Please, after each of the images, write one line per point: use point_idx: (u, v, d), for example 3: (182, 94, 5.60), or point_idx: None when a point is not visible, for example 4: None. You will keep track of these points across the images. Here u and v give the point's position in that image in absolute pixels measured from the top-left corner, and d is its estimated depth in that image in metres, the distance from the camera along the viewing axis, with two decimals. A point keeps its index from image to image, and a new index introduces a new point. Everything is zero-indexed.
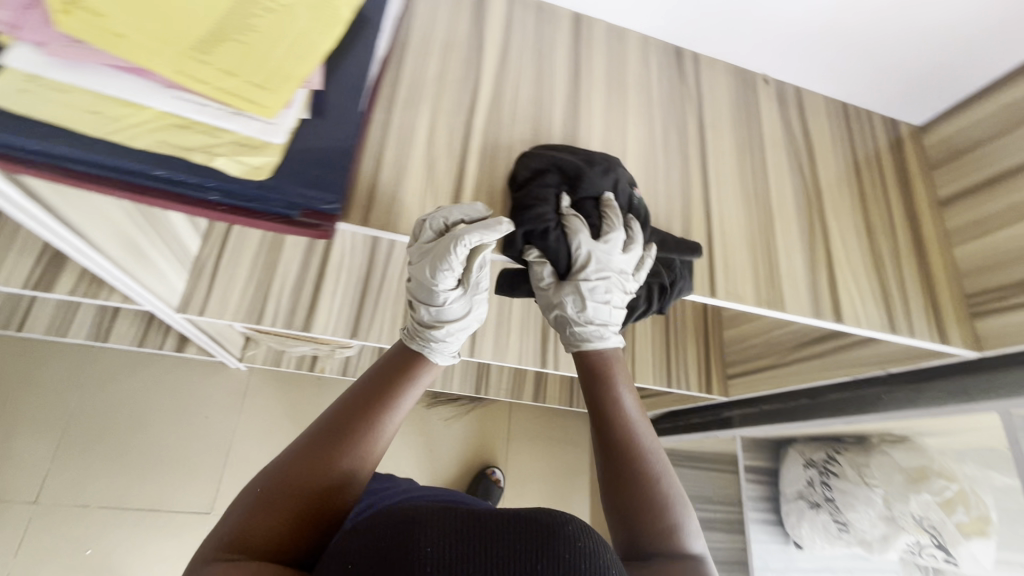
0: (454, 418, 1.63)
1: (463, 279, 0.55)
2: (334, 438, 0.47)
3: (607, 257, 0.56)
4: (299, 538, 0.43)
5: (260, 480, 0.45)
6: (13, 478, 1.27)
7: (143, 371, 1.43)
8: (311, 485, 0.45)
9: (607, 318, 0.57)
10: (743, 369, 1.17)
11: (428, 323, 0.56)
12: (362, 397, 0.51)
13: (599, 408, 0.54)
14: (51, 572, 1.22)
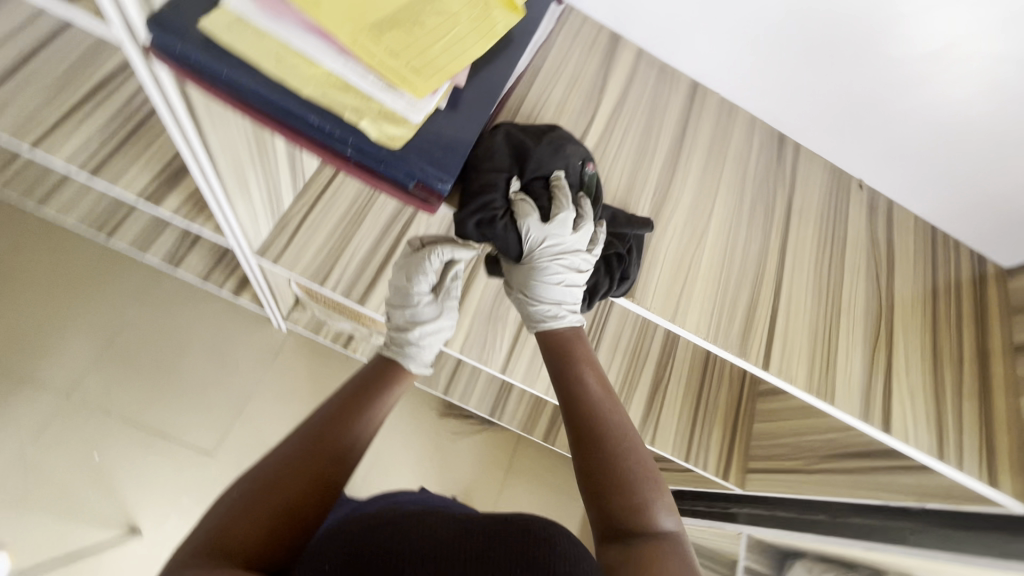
0: (461, 434, 1.62)
1: (435, 290, 0.79)
2: (298, 457, 0.59)
3: (558, 238, 0.59)
4: (269, 539, 0.53)
5: (235, 494, 0.55)
6: (54, 368, 1.34)
7: (197, 304, 1.50)
8: (280, 495, 0.55)
9: (561, 297, 0.63)
10: (766, 466, 1.13)
11: (408, 328, 0.79)
12: (320, 424, 0.63)
13: (567, 395, 0.60)
14: (58, 465, 1.27)
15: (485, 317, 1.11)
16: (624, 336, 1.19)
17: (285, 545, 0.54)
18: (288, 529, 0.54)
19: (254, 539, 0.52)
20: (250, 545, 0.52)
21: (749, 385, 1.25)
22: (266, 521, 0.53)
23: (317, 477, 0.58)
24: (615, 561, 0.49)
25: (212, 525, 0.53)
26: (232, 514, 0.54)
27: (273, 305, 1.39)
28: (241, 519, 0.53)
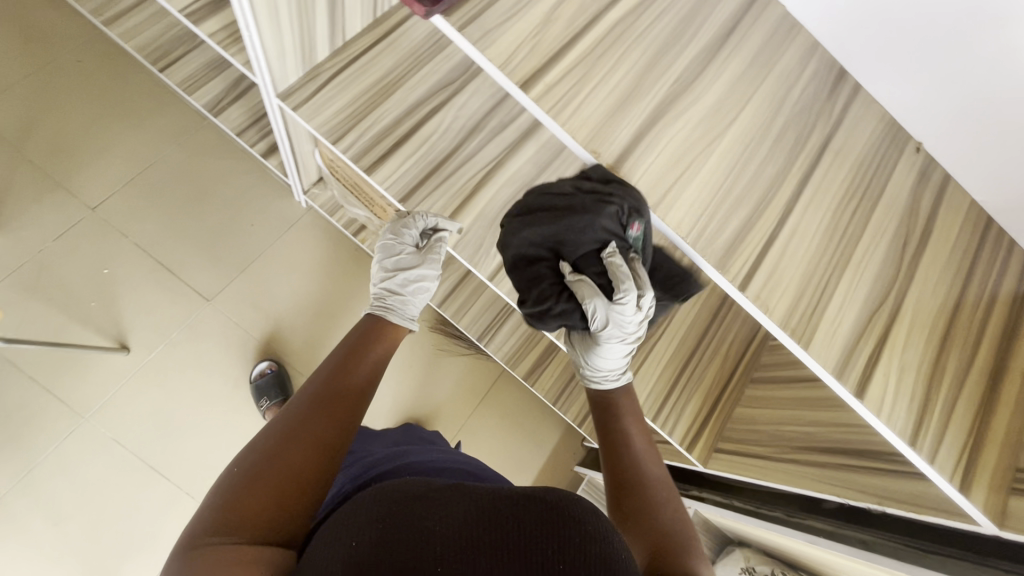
0: (446, 352, 1.62)
1: (419, 246, 0.94)
2: (302, 423, 0.59)
3: (621, 317, 0.68)
4: (283, 506, 0.53)
5: (239, 466, 0.55)
6: (88, 180, 1.41)
7: (230, 159, 1.53)
8: (286, 463, 0.55)
9: (615, 365, 0.72)
10: (735, 448, 1.07)
11: (394, 284, 0.88)
12: (322, 388, 0.63)
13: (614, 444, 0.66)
14: (72, 267, 1.35)
15: (488, 222, 1.08)
16: None
17: (303, 509, 0.55)
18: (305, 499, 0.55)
19: (270, 512, 0.53)
20: (264, 519, 0.52)
21: (743, 367, 1.17)
22: (281, 493, 0.54)
23: (324, 442, 0.59)
24: None
25: (220, 502, 0.53)
26: (240, 488, 0.53)
27: (296, 175, 1.41)
28: (251, 493, 0.53)
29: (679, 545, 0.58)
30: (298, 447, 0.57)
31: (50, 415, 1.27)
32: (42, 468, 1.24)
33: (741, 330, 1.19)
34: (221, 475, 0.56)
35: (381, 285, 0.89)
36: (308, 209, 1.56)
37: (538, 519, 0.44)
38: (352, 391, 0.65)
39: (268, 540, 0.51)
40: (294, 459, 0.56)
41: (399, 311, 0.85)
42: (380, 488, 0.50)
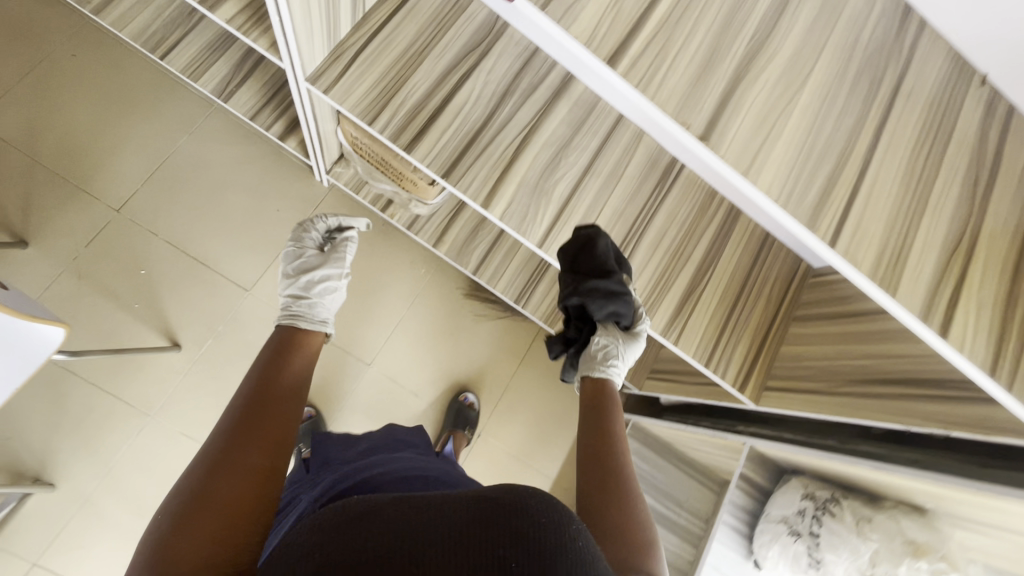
0: (483, 318, 1.64)
1: (323, 251, 1.06)
2: (230, 447, 0.61)
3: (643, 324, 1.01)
4: (228, 531, 0.54)
5: (170, 508, 0.56)
6: (108, 180, 1.38)
7: (244, 144, 1.49)
8: (220, 489, 0.57)
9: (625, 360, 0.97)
10: (785, 384, 1.13)
11: (298, 291, 0.97)
12: (246, 409, 0.66)
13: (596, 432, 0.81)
14: (109, 271, 1.35)
15: (531, 189, 1.07)
16: (669, 235, 1.15)
17: (250, 530, 0.56)
18: (253, 534, 0.56)
19: (216, 552, 0.53)
20: (208, 550, 0.53)
21: (784, 310, 1.21)
22: (223, 533, 0.54)
23: (258, 472, 0.60)
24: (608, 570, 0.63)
25: (153, 549, 0.53)
26: (174, 529, 0.54)
27: (318, 155, 1.38)
28: (186, 532, 0.53)
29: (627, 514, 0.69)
30: (225, 482, 0.57)
31: (119, 416, 1.31)
32: (120, 466, 1.30)
33: (781, 274, 1.22)
34: (148, 526, 0.55)
35: (289, 297, 0.96)
36: (331, 187, 1.54)
37: (496, 516, 0.45)
38: (278, 421, 0.66)
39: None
40: (230, 495, 0.57)
41: (311, 316, 0.93)
42: (342, 504, 0.50)
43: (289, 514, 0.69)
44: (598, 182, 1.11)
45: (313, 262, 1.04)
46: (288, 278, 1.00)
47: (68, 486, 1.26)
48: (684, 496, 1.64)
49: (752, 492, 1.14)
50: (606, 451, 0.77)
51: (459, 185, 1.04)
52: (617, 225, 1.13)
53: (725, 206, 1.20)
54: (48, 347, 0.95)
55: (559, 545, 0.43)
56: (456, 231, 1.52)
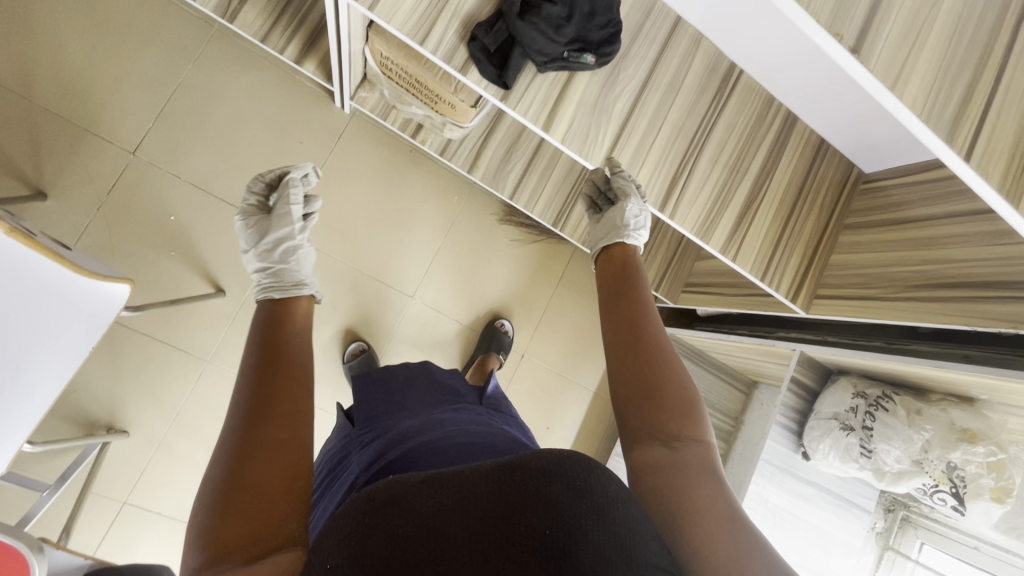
0: (519, 243, 1.63)
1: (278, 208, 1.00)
2: (245, 437, 0.60)
3: (641, 205, 0.97)
4: (267, 512, 0.55)
5: (203, 501, 0.55)
6: (117, 120, 1.28)
7: (254, 71, 1.37)
8: (246, 476, 0.56)
9: (637, 225, 0.94)
10: (837, 293, 1.16)
11: (264, 264, 0.92)
12: (255, 396, 0.64)
13: (629, 302, 0.75)
14: (137, 218, 1.29)
15: (591, 108, 1.01)
16: (727, 149, 1.12)
17: (289, 507, 0.56)
18: (291, 505, 0.56)
19: (257, 528, 0.53)
20: (251, 533, 0.53)
21: (835, 219, 1.22)
22: (261, 510, 0.54)
23: (277, 449, 0.59)
24: (662, 459, 0.60)
25: (198, 541, 0.53)
26: (213, 521, 0.54)
27: (343, 79, 1.28)
28: (225, 522, 0.53)
29: (675, 394, 0.65)
30: (251, 463, 0.57)
31: (176, 363, 1.32)
32: (186, 410, 1.32)
33: (833, 182, 1.21)
34: (188, 521, 0.56)
35: (257, 273, 0.92)
36: (354, 114, 1.46)
37: (526, 483, 0.48)
38: (292, 398, 0.65)
39: (270, 554, 0.52)
40: (262, 474, 0.57)
41: (284, 282, 0.88)
42: (373, 487, 0.52)
43: (338, 486, 0.72)
44: (657, 96, 1.06)
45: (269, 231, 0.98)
46: (251, 253, 0.95)
47: (140, 433, 1.29)
48: (716, 398, 1.76)
49: (803, 393, 1.20)
50: (638, 322, 0.71)
51: (517, 107, 0.98)
52: (678, 142, 1.08)
53: (780, 115, 1.16)
54: (115, 308, 0.90)
55: (596, 526, 0.46)
56: (490, 156, 1.46)
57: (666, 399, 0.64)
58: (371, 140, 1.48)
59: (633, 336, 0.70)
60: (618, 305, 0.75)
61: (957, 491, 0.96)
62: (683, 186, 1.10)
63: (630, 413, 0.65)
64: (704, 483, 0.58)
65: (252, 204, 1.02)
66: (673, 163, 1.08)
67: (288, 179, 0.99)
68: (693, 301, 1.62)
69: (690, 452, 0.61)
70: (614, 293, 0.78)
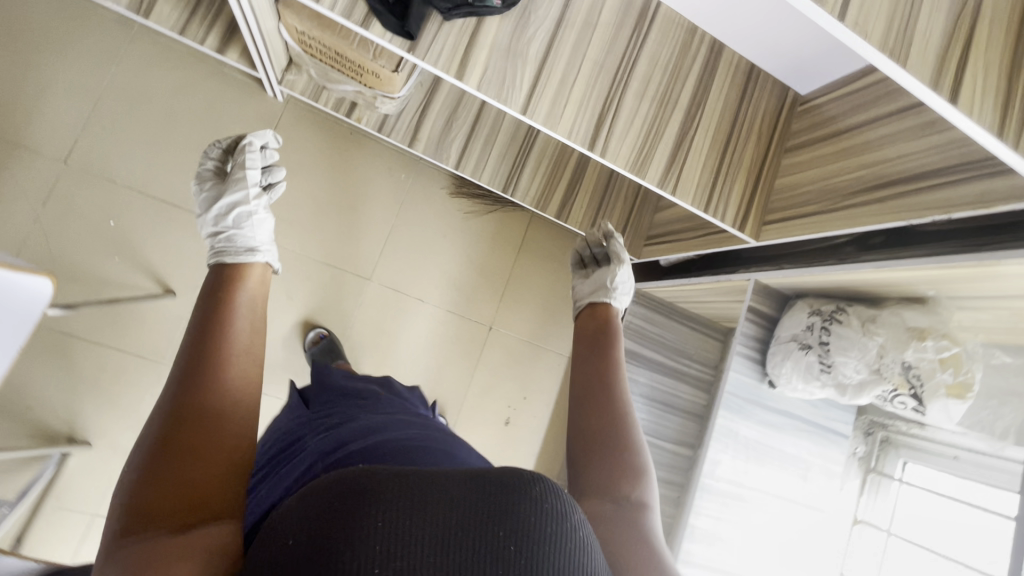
0: (474, 215, 1.61)
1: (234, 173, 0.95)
2: (185, 406, 0.58)
3: (629, 272, 1.02)
4: (202, 482, 0.53)
5: (135, 468, 0.53)
6: (45, 131, 1.27)
7: (181, 68, 1.36)
8: (182, 444, 0.55)
9: (623, 291, 0.99)
10: (782, 216, 1.15)
11: (218, 229, 0.88)
12: (196, 364, 0.62)
13: (604, 358, 0.83)
14: (76, 227, 1.28)
15: (504, 52, 1.00)
16: (653, 82, 1.11)
17: (225, 481, 0.55)
18: (226, 478, 0.55)
19: (186, 493, 0.52)
20: (181, 504, 0.51)
21: (775, 144, 1.21)
22: (194, 481, 0.53)
23: (218, 420, 0.58)
24: (611, 513, 0.66)
25: (122, 509, 0.51)
26: (142, 491, 0.52)
27: (266, 63, 1.27)
28: (154, 491, 0.51)
29: (632, 457, 0.72)
30: (190, 427, 0.56)
31: (133, 369, 1.30)
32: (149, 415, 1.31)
33: (767, 107, 1.21)
34: (117, 486, 0.54)
35: (209, 239, 0.88)
36: (289, 101, 1.45)
37: (487, 500, 0.41)
38: (238, 367, 0.64)
39: (198, 526, 0.50)
40: (200, 442, 0.55)
41: (236, 247, 0.83)
42: (325, 483, 0.43)
43: (284, 474, 0.68)
44: (573, 34, 1.04)
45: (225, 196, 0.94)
46: (204, 219, 0.91)
47: (103, 443, 1.27)
48: (693, 350, 1.74)
49: (762, 322, 1.18)
50: (610, 382, 0.79)
51: (427, 57, 0.96)
52: (602, 78, 1.06)
53: (705, 45, 1.15)
54: (42, 300, 0.88)
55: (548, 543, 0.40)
56: (431, 127, 1.44)
57: (620, 459, 0.72)
58: (310, 125, 1.46)
59: (604, 395, 0.78)
60: (596, 360, 0.83)
61: (916, 392, 0.94)
62: (612, 123, 1.07)
63: (590, 468, 0.72)
64: (644, 545, 0.63)
65: (209, 169, 0.98)
66: (599, 101, 1.06)
67: (244, 145, 0.95)
68: (656, 251, 1.60)
69: (637, 511, 0.67)
70: (593, 348, 0.86)
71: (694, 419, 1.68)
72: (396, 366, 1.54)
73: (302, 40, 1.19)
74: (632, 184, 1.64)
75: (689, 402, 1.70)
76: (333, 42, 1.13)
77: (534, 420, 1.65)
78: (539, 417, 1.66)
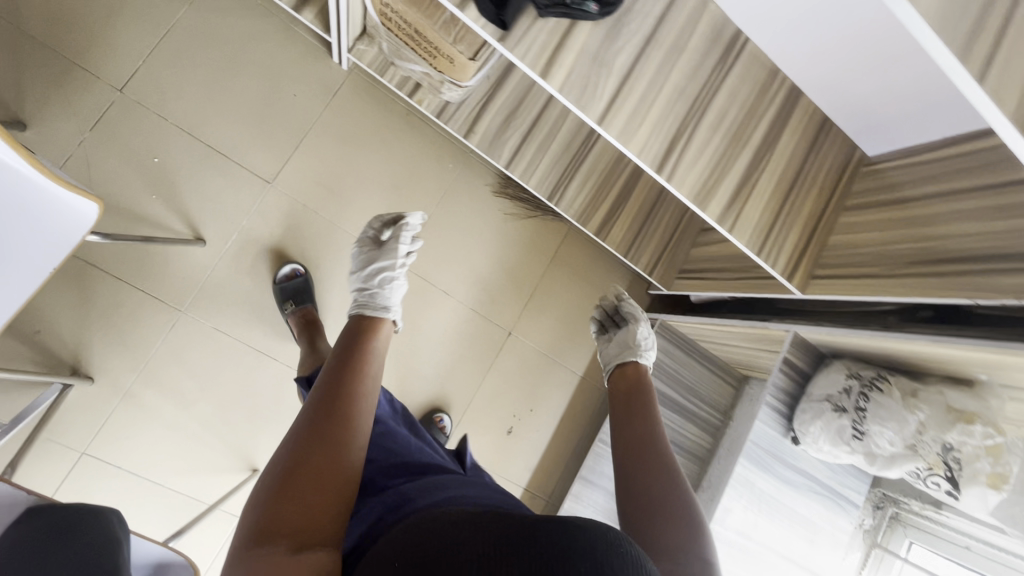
0: (513, 217, 1.59)
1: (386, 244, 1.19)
2: (315, 432, 0.65)
3: (648, 328, 1.03)
4: (321, 510, 0.59)
5: (269, 479, 0.61)
6: (106, 55, 1.25)
7: (252, 18, 1.35)
8: (309, 467, 0.61)
9: (648, 346, 0.99)
10: (834, 271, 1.13)
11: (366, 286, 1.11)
12: (327, 396, 0.70)
13: (642, 416, 0.83)
14: (120, 158, 1.25)
15: (591, 58, 0.98)
16: (729, 117, 1.09)
17: (337, 511, 0.60)
18: (336, 510, 0.60)
19: (305, 527, 0.57)
20: (299, 524, 0.57)
21: (835, 198, 1.19)
22: (310, 509, 0.59)
23: (335, 450, 0.64)
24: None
25: (252, 520, 0.58)
26: (271, 505, 0.59)
27: (341, 28, 1.25)
28: (280, 507, 0.58)
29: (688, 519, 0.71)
30: (319, 457, 0.63)
31: (149, 311, 1.27)
32: (156, 359, 1.27)
33: (834, 160, 1.19)
34: (251, 493, 0.61)
35: (358, 293, 1.11)
36: (352, 70, 1.43)
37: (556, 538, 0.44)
38: (362, 406, 0.71)
39: (310, 551, 0.56)
40: (325, 468, 0.62)
41: (375, 303, 1.03)
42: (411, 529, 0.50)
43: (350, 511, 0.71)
44: (660, 54, 1.03)
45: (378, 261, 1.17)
46: (359, 276, 1.15)
47: (105, 380, 1.24)
48: (705, 392, 1.72)
49: (794, 376, 1.15)
50: (651, 441, 0.79)
51: (516, 49, 0.94)
52: (680, 103, 1.05)
53: (785, 88, 1.14)
54: (84, 227, 0.85)
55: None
56: (489, 122, 1.43)
57: (670, 533, 0.69)
58: (369, 99, 1.45)
59: (647, 455, 0.77)
60: (633, 418, 0.83)
61: (953, 475, 0.92)
62: (682, 150, 1.06)
63: (646, 531, 0.70)
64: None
65: (370, 237, 1.23)
66: (674, 125, 1.05)
67: (404, 224, 1.19)
68: (688, 285, 1.58)
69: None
70: (628, 406, 0.86)
71: (694, 460, 1.67)
72: (409, 355, 1.51)
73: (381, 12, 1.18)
74: (674, 214, 1.62)
75: (694, 444, 1.67)
76: (415, 19, 1.12)
77: (536, 433, 1.62)
78: (541, 431, 1.62)
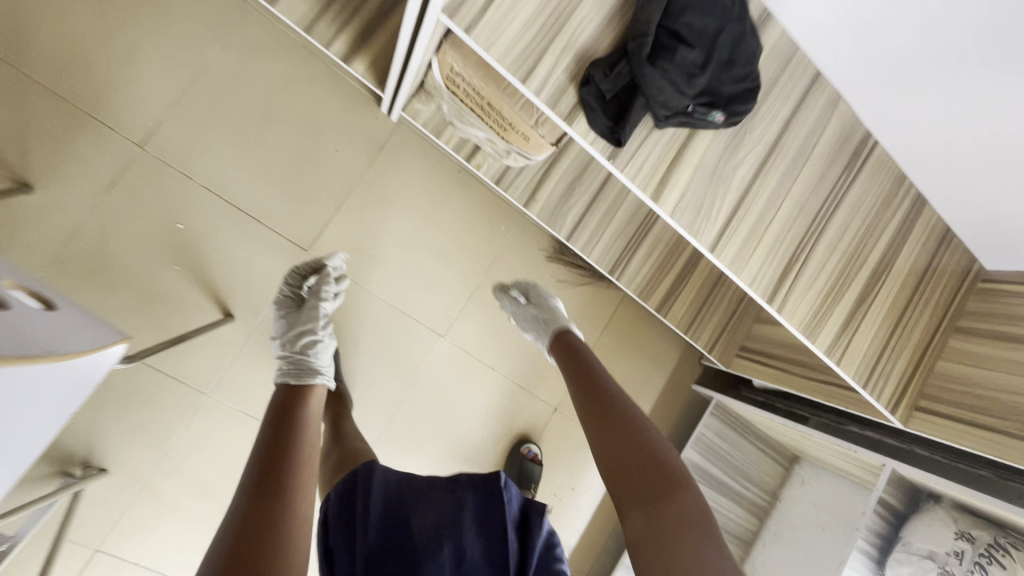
0: (566, 285, 1.45)
1: (311, 299, 1.06)
2: (253, 519, 0.62)
3: (543, 296, 1.14)
4: None
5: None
6: (125, 105, 1.08)
7: (291, 61, 1.18)
8: (248, 558, 0.58)
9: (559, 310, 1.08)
10: (947, 412, 1.01)
11: (292, 351, 0.98)
12: (265, 477, 0.68)
13: (620, 407, 0.82)
14: (139, 223, 1.10)
15: (708, 174, 0.83)
16: (848, 234, 0.95)
17: None
18: None
19: None
20: None
21: (948, 322, 1.06)
22: None
23: (276, 532, 0.61)
24: None
25: None
26: None
27: (401, 85, 1.08)
28: None
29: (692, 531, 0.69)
30: (258, 543, 0.60)
31: (170, 395, 1.15)
32: (178, 447, 1.16)
33: (952, 275, 1.05)
34: None
35: (281, 360, 0.98)
36: (400, 122, 1.27)
37: None
38: (302, 482, 0.70)
39: None
40: (272, 560, 0.59)
41: (305, 369, 0.94)
42: None
43: None
44: (782, 165, 0.88)
45: (297, 321, 1.04)
46: (278, 342, 1.01)
47: (123, 472, 1.13)
48: (755, 472, 1.63)
49: (888, 515, 1.07)
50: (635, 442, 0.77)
51: (626, 166, 0.79)
52: (798, 221, 0.90)
53: (911, 197, 0.99)
54: (104, 370, 0.67)
55: None
56: (551, 189, 1.28)
57: (654, 480, 0.73)
58: (418, 156, 1.29)
59: (642, 464, 0.75)
60: (612, 416, 0.81)
61: None
62: (796, 275, 0.92)
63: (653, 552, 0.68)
64: (701, 562, 0.67)
65: (285, 296, 1.09)
66: (790, 248, 0.90)
67: (325, 273, 1.08)
68: (749, 370, 1.48)
69: (679, 526, 0.69)
70: (603, 402, 0.84)
71: (741, 545, 1.60)
72: (447, 434, 1.39)
73: (449, 77, 1.00)
74: (738, 289, 1.50)
75: (740, 527, 1.60)
76: (489, 95, 0.96)
77: (574, 512, 1.53)
78: (579, 509, 1.54)
